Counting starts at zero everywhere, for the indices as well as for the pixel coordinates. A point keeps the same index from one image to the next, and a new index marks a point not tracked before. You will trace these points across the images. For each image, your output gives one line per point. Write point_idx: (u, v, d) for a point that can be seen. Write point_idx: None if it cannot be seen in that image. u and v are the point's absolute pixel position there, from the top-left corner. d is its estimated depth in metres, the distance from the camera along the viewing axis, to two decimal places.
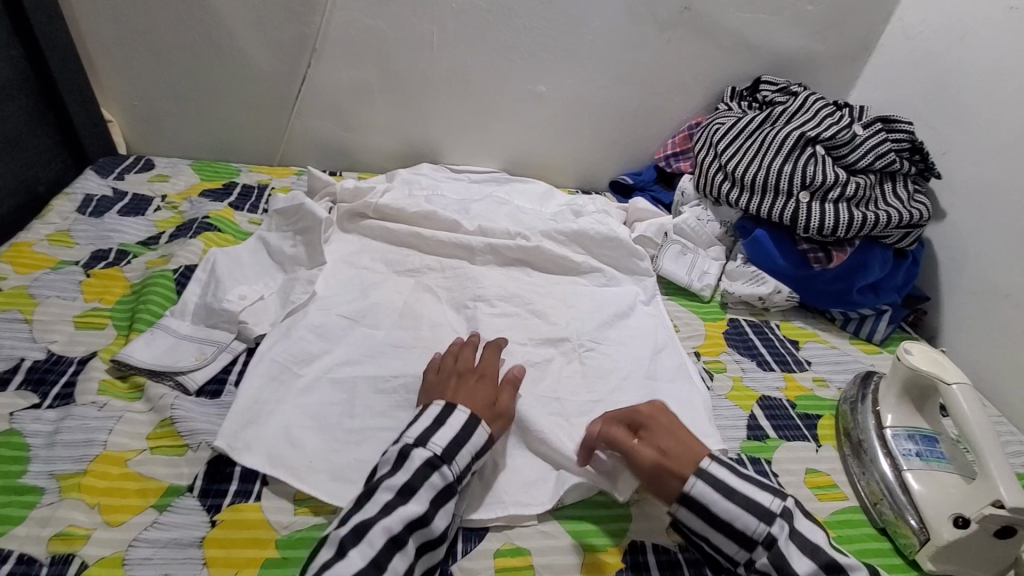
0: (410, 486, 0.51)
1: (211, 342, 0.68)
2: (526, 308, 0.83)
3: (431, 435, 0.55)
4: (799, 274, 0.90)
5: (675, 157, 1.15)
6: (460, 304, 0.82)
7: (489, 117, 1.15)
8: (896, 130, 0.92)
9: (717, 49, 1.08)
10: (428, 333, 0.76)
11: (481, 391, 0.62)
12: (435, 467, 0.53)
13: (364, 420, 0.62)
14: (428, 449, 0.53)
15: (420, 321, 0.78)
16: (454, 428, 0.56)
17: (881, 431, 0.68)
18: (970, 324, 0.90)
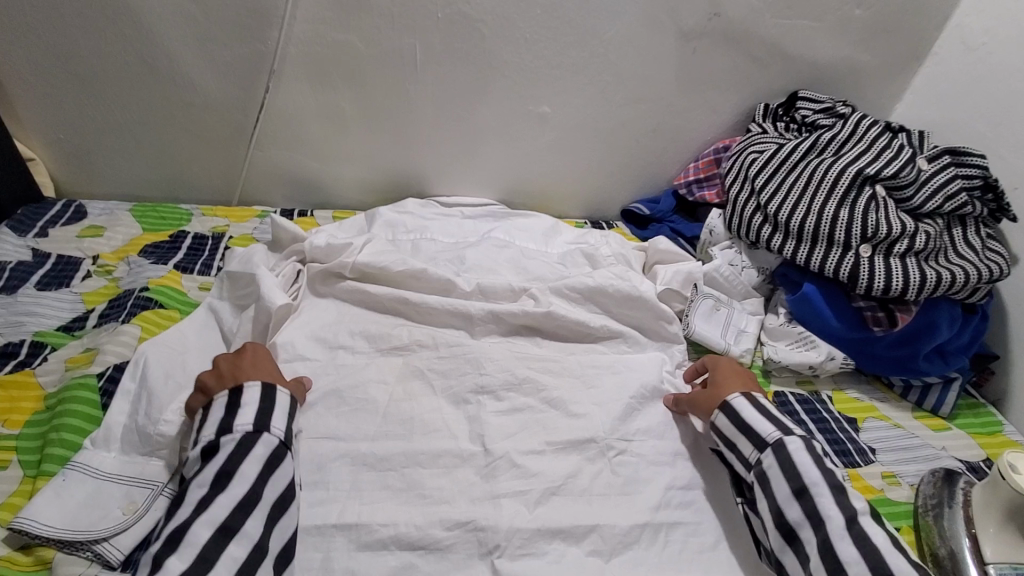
0: (227, 472, 0.50)
1: (145, 483, 0.55)
2: (538, 398, 0.69)
3: (232, 421, 0.54)
4: (855, 337, 0.77)
5: (698, 185, 1.00)
6: (459, 396, 0.68)
7: (483, 142, 0.98)
8: (967, 164, 0.79)
9: (749, 61, 0.93)
10: (421, 447, 0.62)
11: (267, 363, 0.61)
12: (253, 440, 0.53)
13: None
14: (242, 429, 0.53)
15: (411, 427, 0.64)
16: (255, 405, 0.55)
17: (982, 566, 0.58)
18: None
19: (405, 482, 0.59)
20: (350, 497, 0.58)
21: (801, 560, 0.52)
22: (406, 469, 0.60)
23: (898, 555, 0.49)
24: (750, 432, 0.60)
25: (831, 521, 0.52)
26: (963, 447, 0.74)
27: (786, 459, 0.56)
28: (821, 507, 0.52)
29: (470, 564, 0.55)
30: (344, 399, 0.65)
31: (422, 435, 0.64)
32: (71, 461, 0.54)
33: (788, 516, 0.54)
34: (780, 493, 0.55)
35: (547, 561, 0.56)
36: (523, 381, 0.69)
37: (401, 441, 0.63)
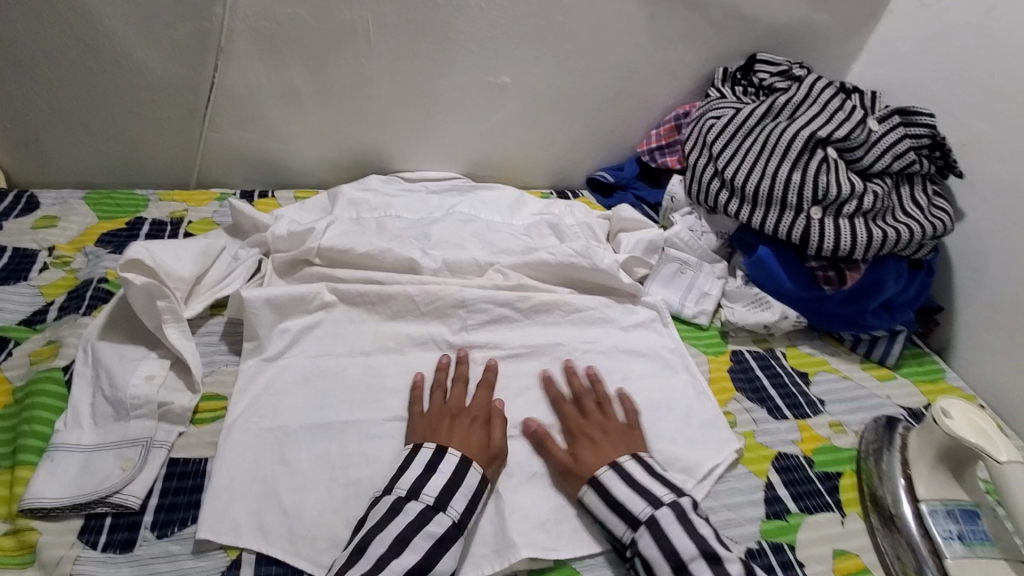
0: (404, 537, 0.51)
1: (132, 442, 0.57)
2: (512, 306, 0.77)
3: (422, 487, 0.55)
4: (806, 296, 0.80)
5: (661, 152, 1.02)
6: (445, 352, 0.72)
7: (445, 116, 0.98)
8: (916, 124, 0.80)
9: (707, 25, 0.93)
10: (413, 358, 0.71)
11: (473, 437, 0.61)
12: (401, 506, 0.53)
13: (362, 470, 0.59)
14: (451, 515, 0.54)
15: (390, 386, 0.67)
16: (448, 474, 0.56)
17: (915, 505, 0.61)
18: (986, 341, 0.83)
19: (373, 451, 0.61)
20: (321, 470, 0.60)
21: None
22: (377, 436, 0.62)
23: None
24: (623, 509, 0.57)
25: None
26: (907, 395, 0.78)
27: (659, 534, 0.54)
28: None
29: None
30: (331, 354, 0.69)
31: (412, 349, 0.72)
32: (41, 452, 0.55)
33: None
34: (662, 574, 0.52)
35: (526, 440, 0.64)
36: (503, 297, 0.77)
37: (396, 353, 0.71)
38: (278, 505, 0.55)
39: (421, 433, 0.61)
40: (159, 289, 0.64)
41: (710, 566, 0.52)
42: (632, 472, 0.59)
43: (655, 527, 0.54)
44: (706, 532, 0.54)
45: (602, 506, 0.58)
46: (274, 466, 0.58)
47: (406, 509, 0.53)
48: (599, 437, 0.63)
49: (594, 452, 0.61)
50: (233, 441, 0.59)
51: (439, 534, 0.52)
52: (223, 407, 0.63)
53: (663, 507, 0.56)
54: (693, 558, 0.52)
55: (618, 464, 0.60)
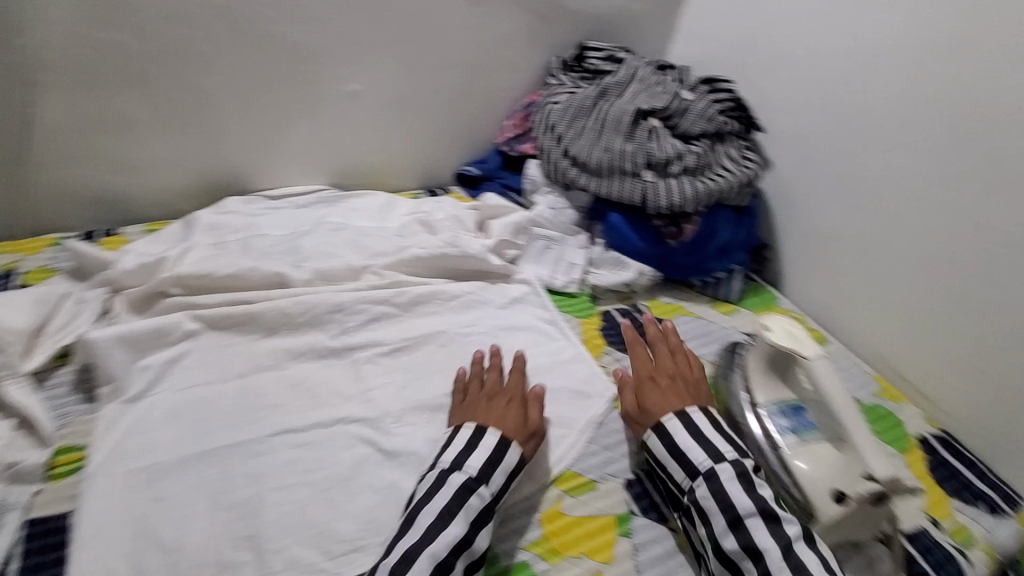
0: (451, 509, 0.54)
1: None
2: (389, 303, 0.79)
3: (466, 459, 0.58)
4: (656, 251, 0.90)
5: (518, 140, 1.08)
6: (325, 358, 0.72)
7: (300, 129, 0.97)
8: (719, 90, 0.93)
9: (537, 18, 1.00)
10: (292, 371, 0.70)
11: (511, 416, 0.64)
12: (447, 477, 0.57)
13: (247, 490, 0.58)
14: (489, 492, 0.57)
15: (269, 401, 0.66)
16: (490, 448, 0.59)
17: (756, 410, 0.71)
18: (806, 267, 0.97)
19: (258, 468, 0.60)
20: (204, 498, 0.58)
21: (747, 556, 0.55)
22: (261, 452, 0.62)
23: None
24: (683, 459, 0.62)
25: (769, 553, 0.54)
26: (749, 322, 0.91)
27: (718, 489, 0.58)
28: (756, 536, 0.55)
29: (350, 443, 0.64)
30: (203, 382, 0.67)
31: (290, 362, 0.71)
32: None
33: (726, 546, 0.55)
34: (718, 527, 0.56)
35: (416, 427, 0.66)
36: (379, 296, 0.78)
37: (273, 369, 0.70)
38: (158, 542, 0.53)
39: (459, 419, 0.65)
40: None
41: (766, 524, 0.55)
42: (697, 424, 0.64)
43: (715, 482, 0.59)
44: (767, 495, 0.58)
45: (667, 453, 0.63)
46: (150, 505, 0.56)
47: (451, 480, 0.56)
48: (661, 384, 0.69)
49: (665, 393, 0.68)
50: (100, 490, 0.56)
51: (478, 508, 0.55)
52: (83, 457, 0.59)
53: (725, 463, 0.60)
54: (750, 513, 0.56)
55: (689, 414, 0.64)
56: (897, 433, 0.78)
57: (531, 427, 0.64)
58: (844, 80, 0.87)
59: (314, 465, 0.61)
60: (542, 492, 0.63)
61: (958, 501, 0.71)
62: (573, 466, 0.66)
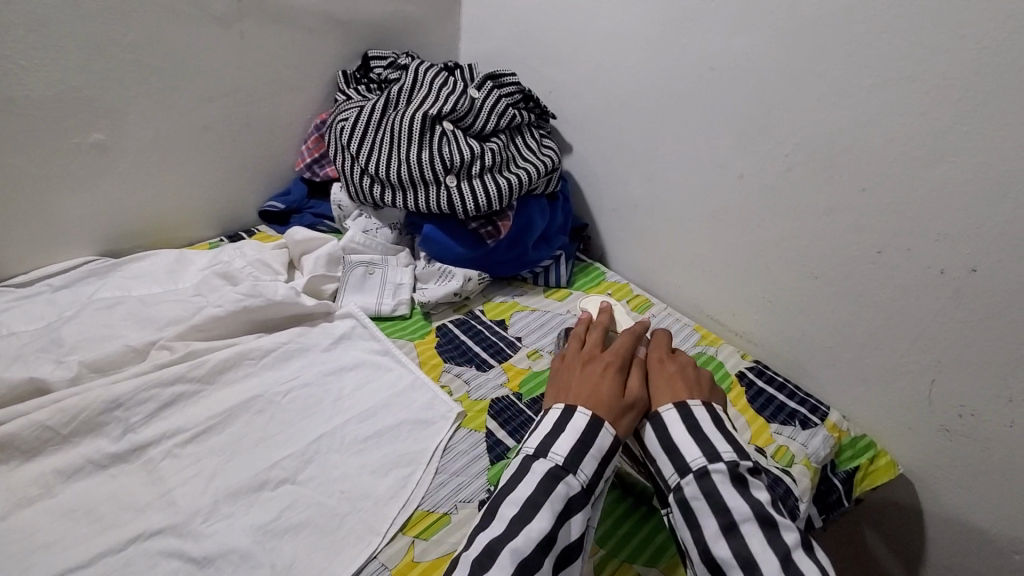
0: (534, 501, 0.51)
1: None
2: (186, 380, 0.68)
3: (551, 445, 0.55)
4: (478, 255, 0.88)
5: (318, 164, 1.01)
6: (109, 469, 0.61)
7: (37, 197, 0.80)
8: (505, 84, 0.93)
9: (304, 33, 0.93)
10: (66, 495, 0.58)
11: (584, 391, 0.60)
12: (548, 470, 0.53)
13: None
14: (579, 481, 0.53)
15: (35, 541, 0.54)
16: (581, 430, 0.55)
17: None
18: (622, 239, 1.02)
19: None
20: None
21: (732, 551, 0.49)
22: None
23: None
24: (674, 453, 0.55)
25: (765, 561, 0.48)
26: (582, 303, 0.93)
27: (710, 489, 0.52)
28: (750, 543, 0.49)
29: (152, 563, 0.54)
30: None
31: (60, 485, 0.59)
32: None
33: (717, 552, 0.50)
34: (708, 531, 0.50)
35: (235, 517, 0.58)
36: (171, 375, 0.67)
37: (39, 501, 0.57)
38: None
39: (556, 394, 0.62)
40: None
41: (762, 531, 0.49)
42: (674, 425, 0.57)
43: (707, 481, 0.52)
44: (762, 496, 0.52)
45: (658, 446, 0.56)
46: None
47: (537, 469, 0.53)
48: (677, 376, 0.63)
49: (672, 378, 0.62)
50: None
51: (567, 496, 0.52)
52: None
53: (721, 462, 0.52)
54: (744, 518, 0.50)
55: (689, 408, 0.58)
56: (721, 376, 0.84)
57: (627, 398, 0.59)
58: (612, 60, 0.92)
59: None
60: (390, 545, 0.58)
61: (776, 425, 0.79)
62: (422, 505, 0.62)
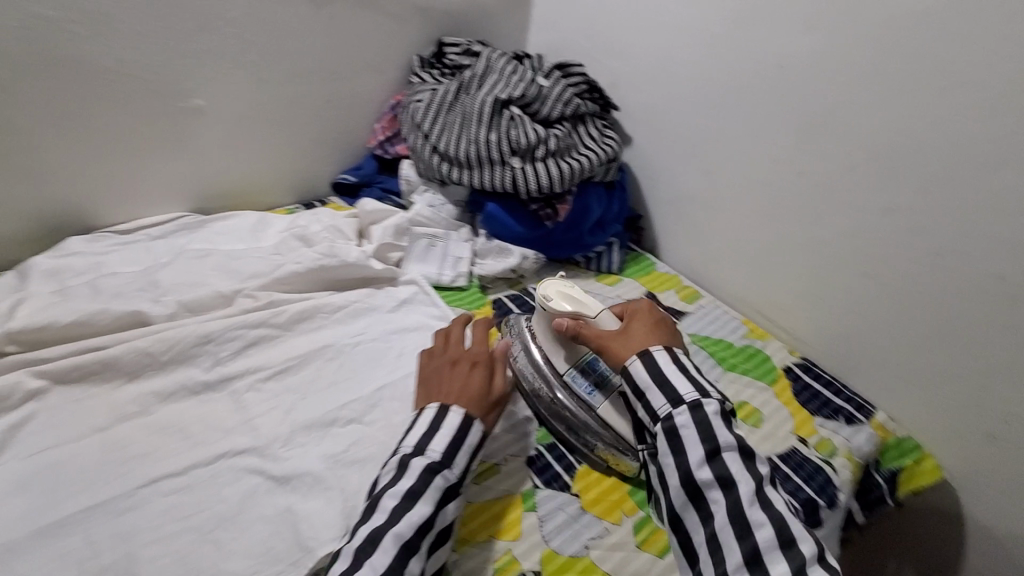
0: (416, 490, 0.52)
1: None
2: (267, 325, 0.75)
3: (427, 443, 0.56)
4: (536, 235, 0.93)
5: (390, 143, 1.07)
6: (201, 395, 0.68)
7: (144, 154, 0.89)
8: (573, 74, 0.97)
9: (386, 18, 0.99)
10: (164, 414, 0.65)
11: (449, 390, 0.60)
12: (412, 464, 0.54)
13: (116, 551, 0.53)
14: (451, 475, 0.54)
15: (138, 448, 0.61)
16: (451, 430, 0.56)
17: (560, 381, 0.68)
18: (674, 231, 1.05)
19: (128, 524, 0.55)
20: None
21: (714, 476, 0.52)
22: (132, 506, 0.56)
23: (795, 518, 0.51)
24: (665, 387, 0.57)
25: (742, 487, 0.52)
26: (632, 289, 0.96)
27: (701, 418, 0.55)
28: (731, 469, 0.52)
29: (237, 477, 0.60)
30: (54, 445, 0.60)
31: (159, 403, 0.66)
32: None
33: (698, 475, 0.53)
34: (693, 459, 0.53)
35: (309, 447, 0.64)
36: (255, 319, 0.74)
37: (141, 416, 0.64)
38: None
39: (412, 398, 0.62)
40: None
41: (743, 462, 0.53)
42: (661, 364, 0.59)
43: (700, 412, 0.55)
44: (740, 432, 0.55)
45: (649, 380, 0.58)
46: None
47: (413, 465, 0.54)
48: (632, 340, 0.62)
49: (642, 334, 0.63)
50: None
51: (443, 490, 0.53)
52: None
53: (712, 399, 0.56)
54: (728, 448, 0.53)
55: (655, 363, 0.59)
56: (767, 368, 0.86)
57: (495, 395, 0.61)
58: (678, 55, 0.94)
59: (196, 509, 0.57)
60: None
61: (818, 418, 0.80)
62: None
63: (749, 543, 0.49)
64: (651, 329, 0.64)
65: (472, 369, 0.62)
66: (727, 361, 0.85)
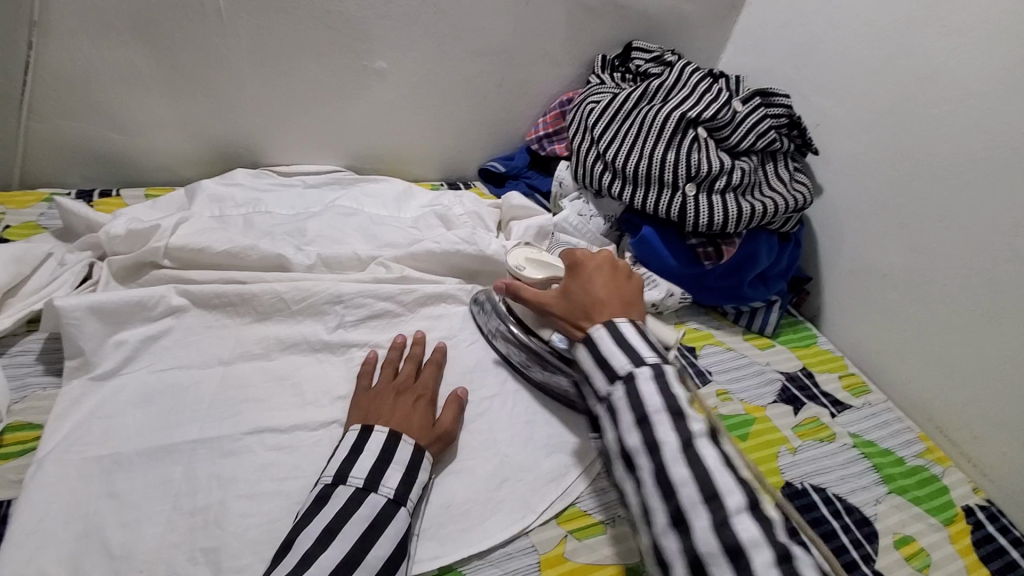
0: (332, 530, 0.47)
1: None
2: (394, 300, 0.72)
3: (349, 470, 0.51)
4: (688, 272, 0.83)
5: (548, 139, 1.02)
6: (319, 355, 0.66)
7: (321, 104, 0.91)
8: (775, 104, 0.86)
9: (582, 11, 0.94)
10: (282, 363, 0.64)
11: (388, 413, 0.56)
12: (330, 493, 0.49)
13: (211, 495, 0.51)
14: (385, 494, 0.50)
15: (253, 392, 0.60)
16: (375, 454, 0.52)
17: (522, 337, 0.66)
18: (848, 305, 0.90)
19: (228, 470, 0.53)
20: (148, 502, 0.50)
21: (647, 445, 0.48)
22: (235, 452, 0.55)
23: (726, 472, 0.46)
24: (605, 365, 0.54)
25: (667, 445, 0.48)
26: (784, 359, 0.83)
27: (631, 390, 0.51)
28: (659, 433, 0.48)
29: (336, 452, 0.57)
30: (181, 366, 0.61)
31: (281, 352, 0.65)
32: None
33: (628, 443, 0.50)
34: (624, 423, 0.50)
35: None
36: (385, 290, 0.71)
37: (261, 359, 0.64)
38: (103, 546, 0.46)
39: (356, 411, 0.58)
40: None
41: (671, 421, 0.49)
42: (626, 332, 0.55)
43: (631, 384, 0.51)
44: (677, 392, 0.51)
45: (591, 360, 0.55)
46: (98, 502, 0.49)
47: (336, 493, 0.49)
48: (590, 294, 0.60)
49: (597, 286, 0.60)
50: (46, 477, 0.49)
51: (370, 517, 0.48)
52: (36, 437, 0.53)
53: (645, 366, 0.52)
54: (657, 411, 0.49)
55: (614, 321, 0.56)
56: (942, 501, 0.69)
57: (437, 432, 0.57)
58: (915, 105, 0.79)
59: (291, 474, 0.54)
60: (543, 530, 0.56)
61: None
62: (579, 503, 0.59)
63: (672, 503, 0.46)
64: (604, 278, 0.61)
65: (418, 403, 0.59)
66: (886, 473, 0.71)
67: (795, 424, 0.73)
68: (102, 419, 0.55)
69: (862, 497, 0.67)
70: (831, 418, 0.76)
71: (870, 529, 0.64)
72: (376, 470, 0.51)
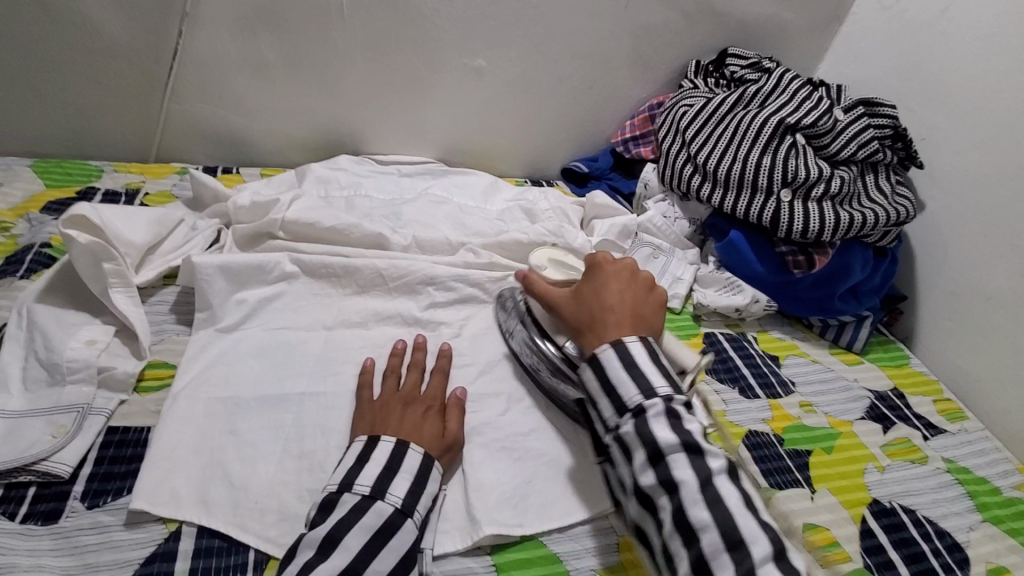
0: (333, 537, 0.45)
1: (66, 408, 0.53)
2: (481, 285, 0.75)
3: (355, 477, 0.49)
4: (777, 280, 0.81)
5: (634, 142, 1.03)
6: (412, 329, 0.70)
7: (420, 98, 0.96)
8: (879, 114, 0.83)
9: (680, 16, 0.95)
10: (377, 332, 0.68)
11: (392, 424, 0.54)
12: (333, 501, 0.48)
13: (316, 442, 0.55)
14: (391, 503, 0.48)
15: (354, 356, 0.65)
16: (381, 462, 0.50)
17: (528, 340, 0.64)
18: (947, 328, 0.85)
19: (331, 422, 0.57)
20: (261, 443, 0.54)
21: (665, 485, 0.47)
22: (339, 407, 0.59)
23: (750, 517, 0.45)
24: (613, 394, 0.51)
25: (685, 485, 0.46)
26: (874, 378, 0.80)
27: (643, 429, 0.49)
28: (676, 473, 0.47)
29: None
30: (291, 327, 0.66)
31: (377, 322, 0.69)
32: None
33: (643, 482, 0.48)
34: (637, 462, 0.48)
35: (494, 413, 0.62)
36: (474, 275, 0.74)
37: (359, 328, 0.68)
38: (224, 478, 0.51)
39: (360, 422, 0.55)
40: (105, 250, 0.61)
41: (689, 457, 0.47)
42: (634, 353, 0.52)
43: (641, 420, 0.49)
44: (694, 428, 0.49)
45: (597, 388, 0.52)
46: (220, 437, 0.54)
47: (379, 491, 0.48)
48: (603, 297, 0.57)
49: (615, 289, 0.58)
50: (178, 410, 0.55)
51: (375, 526, 0.46)
52: (170, 375, 0.60)
53: (655, 400, 0.49)
54: (672, 450, 0.47)
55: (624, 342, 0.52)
56: None
57: (448, 440, 0.56)
58: None
59: None
60: None
61: None
62: None
63: (694, 549, 0.45)
64: (622, 284, 0.58)
65: (424, 414, 0.57)
66: (982, 502, 0.67)
67: (884, 443, 0.70)
68: (224, 367, 0.60)
69: (953, 523, 0.64)
70: (924, 441, 0.72)
71: (963, 556, 0.61)
72: (378, 475, 0.49)
